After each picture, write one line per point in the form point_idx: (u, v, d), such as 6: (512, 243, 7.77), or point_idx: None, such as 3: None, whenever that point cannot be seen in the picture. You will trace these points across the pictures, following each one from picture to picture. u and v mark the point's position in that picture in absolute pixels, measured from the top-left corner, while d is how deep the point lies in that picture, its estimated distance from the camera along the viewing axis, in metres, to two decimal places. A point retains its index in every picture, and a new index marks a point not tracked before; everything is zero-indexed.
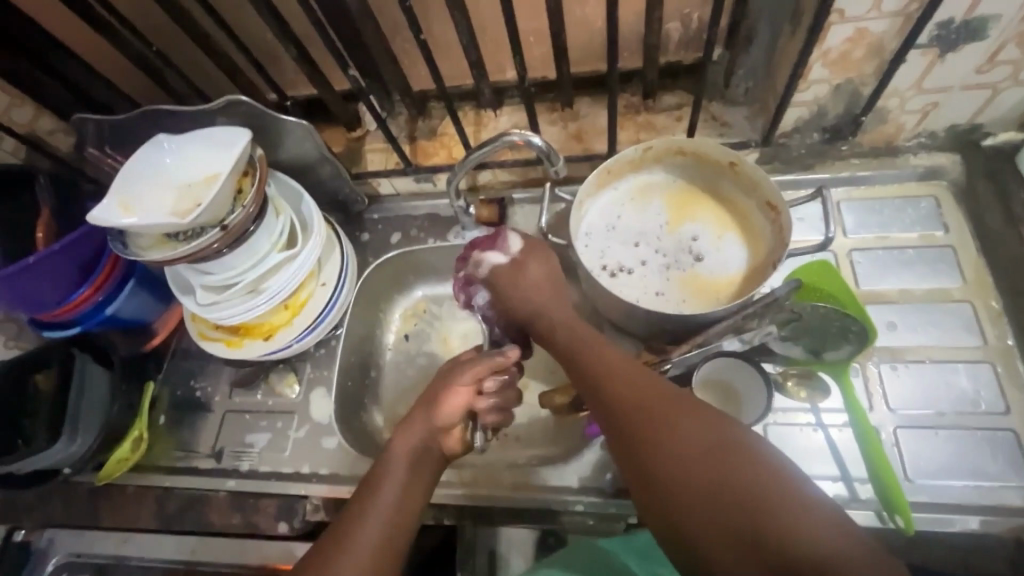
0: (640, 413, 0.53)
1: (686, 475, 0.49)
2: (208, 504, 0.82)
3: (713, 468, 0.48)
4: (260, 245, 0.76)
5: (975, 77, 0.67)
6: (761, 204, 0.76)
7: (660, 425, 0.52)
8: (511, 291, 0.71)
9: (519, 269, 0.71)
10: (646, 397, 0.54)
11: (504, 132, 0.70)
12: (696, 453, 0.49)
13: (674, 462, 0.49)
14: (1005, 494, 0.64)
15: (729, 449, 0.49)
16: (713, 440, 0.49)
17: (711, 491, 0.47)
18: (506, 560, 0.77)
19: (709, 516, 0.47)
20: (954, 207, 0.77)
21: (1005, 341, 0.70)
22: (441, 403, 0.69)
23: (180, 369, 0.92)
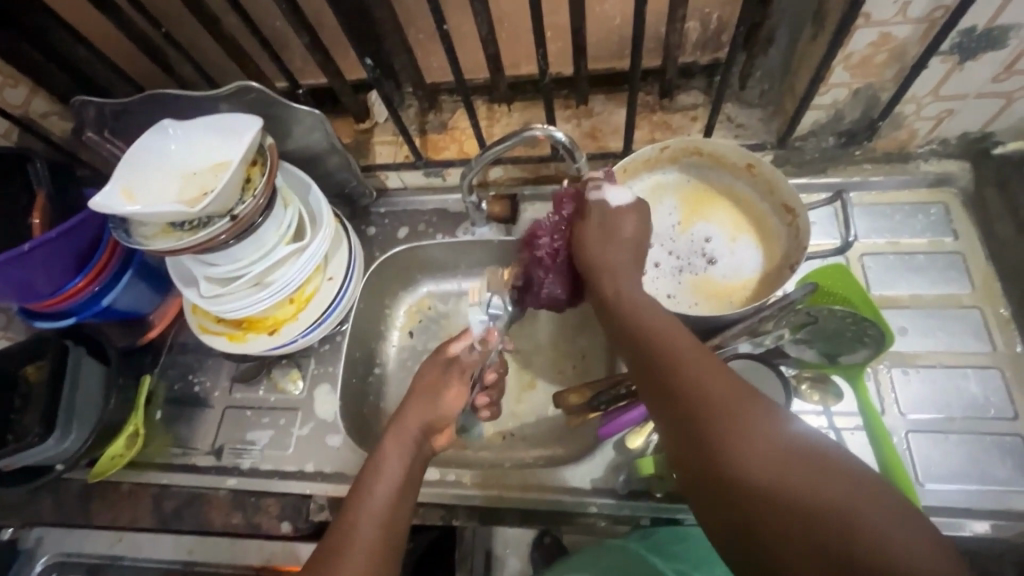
0: (692, 399, 0.51)
1: (741, 471, 0.47)
2: (207, 503, 0.80)
3: (775, 465, 0.46)
4: (268, 238, 0.74)
5: (991, 85, 0.67)
6: (777, 207, 0.76)
7: (715, 415, 0.49)
8: (596, 238, 0.66)
9: (614, 218, 0.66)
10: (705, 390, 0.51)
11: (525, 127, 0.69)
12: (759, 449, 0.47)
13: (727, 456, 0.47)
14: (1015, 498, 0.65)
15: (792, 447, 0.47)
16: (772, 435, 0.47)
17: (769, 489, 0.45)
18: (502, 560, 0.75)
19: (763, 515, 0.45)
20: (964, 214, 0.78)
21: (1013, 348, 0.71)
22: (440, 400, 0.68)
23: (178, 364, 0.90)
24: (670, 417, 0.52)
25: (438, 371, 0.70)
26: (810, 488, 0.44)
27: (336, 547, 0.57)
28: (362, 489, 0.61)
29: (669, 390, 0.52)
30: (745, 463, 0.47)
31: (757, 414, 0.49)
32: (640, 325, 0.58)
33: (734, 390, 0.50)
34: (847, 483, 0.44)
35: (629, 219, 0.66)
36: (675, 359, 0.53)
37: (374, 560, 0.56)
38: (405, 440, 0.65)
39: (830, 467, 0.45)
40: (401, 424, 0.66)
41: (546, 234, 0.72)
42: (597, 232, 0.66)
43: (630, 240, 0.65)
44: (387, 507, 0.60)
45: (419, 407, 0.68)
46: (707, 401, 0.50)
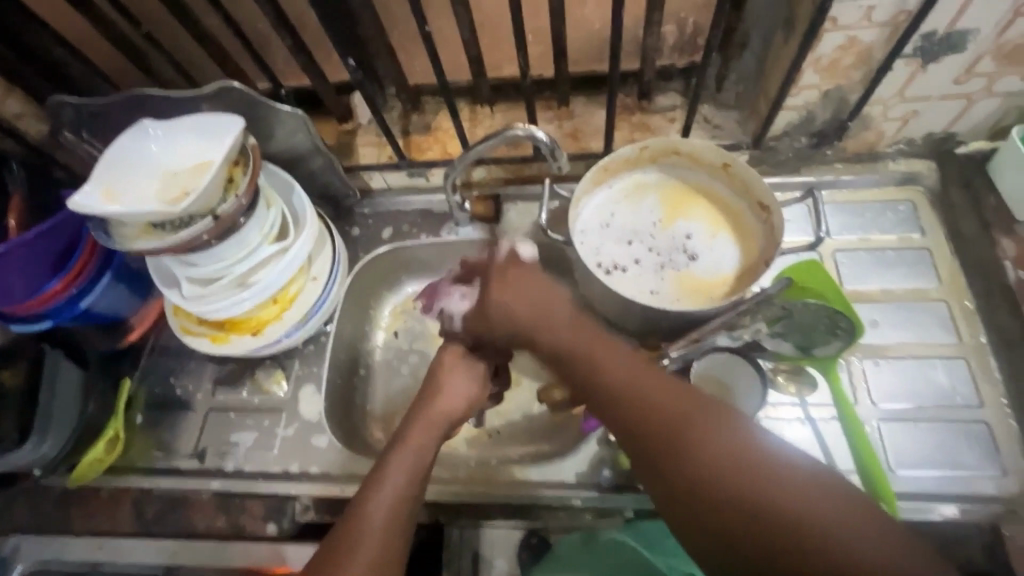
0: (651, 422, 0.53)
1: (701, 484, 0.49)
2: (190, 506, 0.79)
3: (723, 469, 0.49)
4: (250, 237, 0.74)
5: (953, 87, 0.70)
6: (753, 205, 0.78)
7: (673, 435, 0.52)
8: (483, 341, 0.70)
9: (478, 319, 0.70)
10: (653, 404, 0.54)
11: (508, 126, 0.70)
12: (707, 455, 0.50)
13: (685, 473, 0.50)
14: (981, 483, 0.67)
15: (748, 456, 0.49)
16: (728, 448, 0.50)
17: (727, 500, 0.48)
18: (489, 561, 0.74)
19: (725, 524, 0.48)
20: (930, 211, 0.81)
21: (977, 338, 0.74)
22: (461, 392, 0.69)
23: (158, 367, 0.89)
24: (631, 441, 0.55)
25: (456, 360, 0.71)
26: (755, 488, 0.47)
27: (345, 539, 0.58)
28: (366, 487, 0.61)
29: (628, 415, 0.55)
30: (702, 477, 0.49)
31: (714, 428, 0.51)
32: (595, 355, 0.59)
33: (691, 409, 0.53)
34: (801, 486, 0.47)
35: (497, 299, 0.67)
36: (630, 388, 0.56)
37: (382, 554, 0.57)
38: (430, 428, 0.65)
39: (776, 465, 0.48)
40: (422, 415, 0.66)
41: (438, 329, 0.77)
42: (474, 331, 0.71)
43: (513, 321, 0.65)
44: (404, 498, 0.60)
45: (446, 396, 0.68)
46: (657, 413, 0.54)
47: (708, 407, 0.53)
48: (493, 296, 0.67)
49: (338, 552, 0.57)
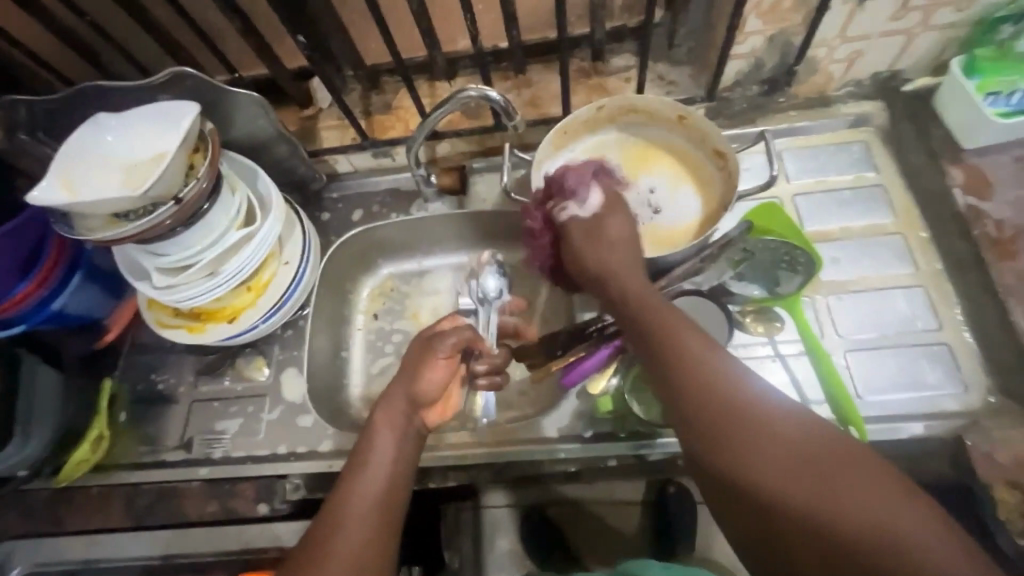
0: (716, 407, 0.51)
1: (766, 479, 0.47)
2: (180, 496, 0.79)
3: (775, 464, 0.48)
4: (217, 223, 0.74)
5: (891, 23, 0.72)
6: (711, 154, 0.79)
7: (736, 425, 0.50)
8: (586, 248, 0.66)
9: (597, 226, 0.67)
10: (709, 387, 0.52)
11: (462, 88, 0.71)
12: (759, 448, 0.49)
13: (747, 468, 0.48)
14: (943, 401, 0.70)
15: (819, 454, 0.47)
16: (785, 444, 0.48)
17: (790, 496, 0.46)
18: (492, 541, 0.85)
19: (781, 521, 0.46)
20: (882, 148, 0.84)
21: (934, 266, 0.76)
22: (422, 377, 0.68)
23: (139, 364, 0.89)
24: (687, 425, 0.53)
25: (417, 350, 0.71)
26: (800, 486, 0.46)
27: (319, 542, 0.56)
28: (336, 495, 0.60)
29: (693, 396, 0.53)
30: (763, 475, 0.48)
31: (785, 418, 0.49)
32: (660, 334, 0.56)
33: (759, 398, 0.51)
34: (878, 495, 0.44)
35: (613, 224, 0.67)
36: (698, 368, 0.53)
37: (358, 554, 0.55)
38: (393, 425, 0.65)
39: (833, 469, 0.46)
40: (386, 418, 0.65)
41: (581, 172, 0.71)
42: (587, 240, 0.67)
43: (622, 253, 0.64)
44: (375, 496, 0.59)
45: (399, 393, 0.66)
46: (710, 396, 0.52)
47: (778, 399, 0.51)
48: (615, 219, 0.67)
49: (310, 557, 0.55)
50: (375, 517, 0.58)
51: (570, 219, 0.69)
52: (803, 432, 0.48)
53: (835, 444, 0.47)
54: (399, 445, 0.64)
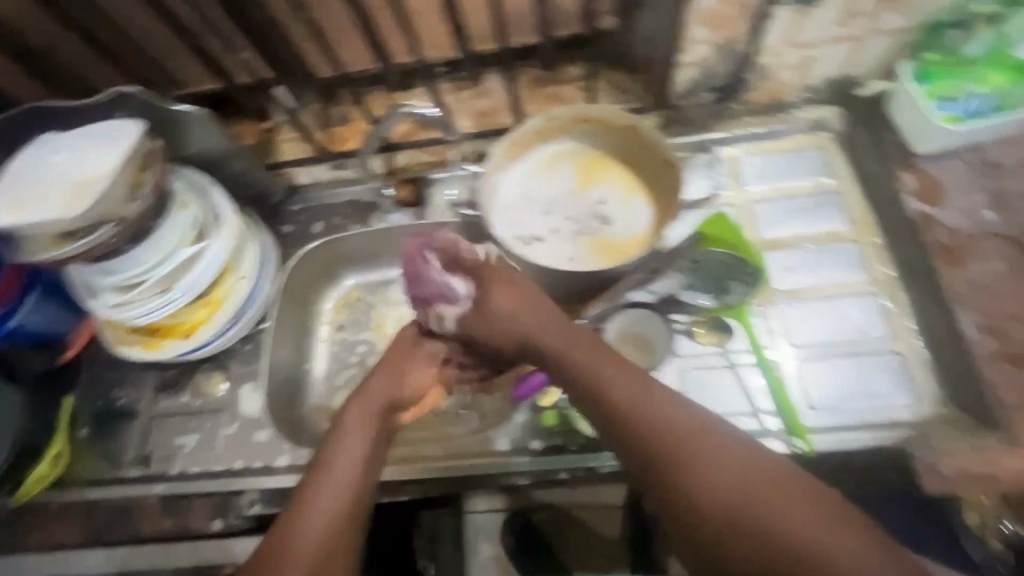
0: (649, 435, 0.53)
1: (698, 500, 0.49)
2: (137, 511, 0.79)
3: (721, 494, 0.49)
4: (166, 240, 0.75)
5: (838, 30, 0.72)
6: (660, 164, 0.79)
7: (683, 458, 0.51)
8: (485, 332, 0.68)
9: (489, 318, 0.67)
10: (661, 422, 0.53)
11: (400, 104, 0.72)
12: (707, 480, 0.50)
13: (696, 497, 0.50)
14: (896, 410, 0.69)
15: (744, 476, 0.49)
16: (731, 477, 0.50)
17: (736, 523, 0.48)
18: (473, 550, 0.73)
19: (723, 547, 0.48)
20: (839, 154, 0.84)
21: (887, 272, 0.76)
22: (404, 376, 0.71)
23: (100, 380, 0.89)
24: (638, 459, 0.54)
25: (401, 350, 0.73)
26: (745, 515, 0.48)
27: (279, 544, 0.56)
28: (305, 488, 0.59)
29: (628, 424, 0.55)
30: (710, 505, 0.49)
31: (727, 450, 0.51)
32: (607, 373, 0.58)
33: (702, 431, 0.52)
34: (799, 513, 0.47)
35: (501, 293, 0.67)
36: (633, 397, 0.56)
37: (324, 552, 0.55)
38: (365, 425, 0.65)
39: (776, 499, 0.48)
40: (359, 414, 0.65)
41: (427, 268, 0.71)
42: (502, 331, 0.67)
43: (533, 321, 0.64)
44: (344, 493, 0.59)
45: (377, 391, 0.68)
46: (659, 428, 0.53)
47: (722, 431, 0.53)
48: (507, 290, 0.67)
49: (271, 561, 0.55)
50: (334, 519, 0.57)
51: (457, 318, 0.70)
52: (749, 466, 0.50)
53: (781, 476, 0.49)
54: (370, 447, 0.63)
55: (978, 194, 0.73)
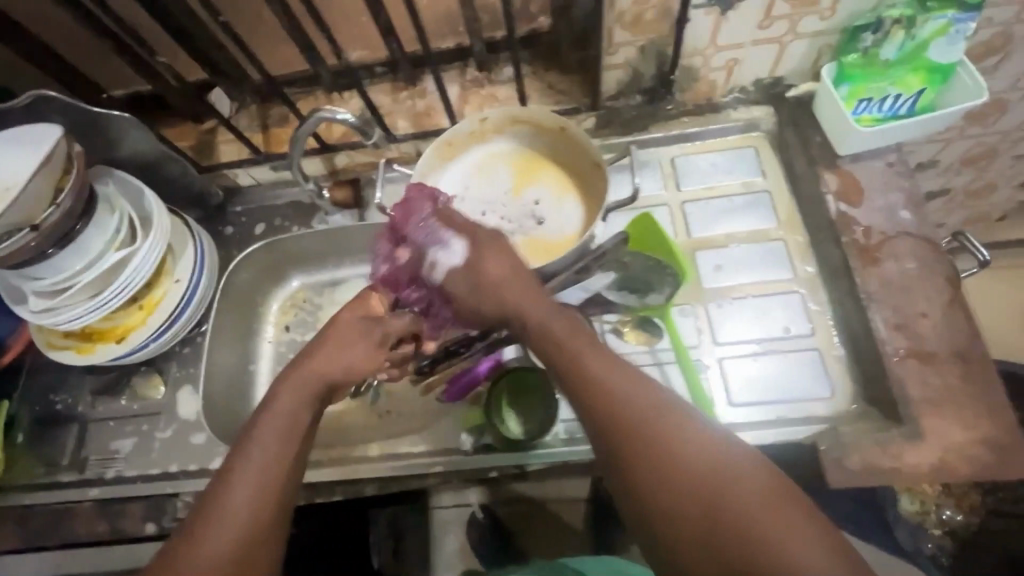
0: (610, 420, 0.50)
1: (652, 493, 0.47)
2: (72, 516, 0.79)
3: (695, 492, 0.45)
4: (92, 245, 0.74)
5: (759, 32, 0.73)
6: (591, 164, 0.80)
7: (658, 452, 0.47)
8: (476, 299, 0.62)
9: (473, 274, 0.62)
10: (641, 413, 0.49)
11: (315, 110, 0.70)
12: (682, 479, 0.46)
13: (664, 493, 0.46)
14: (814, 405, 0.71)
15: (720, 474, 0.45)
16: (708, 475, 0.45)
17: (707, 521, 0.44)
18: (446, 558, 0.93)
19: (688, 545, 0.45)
20: (770, 152, 0.85)
21: (809, 270, 0.78)
22: (339, 351, 0.65)
23: (37, 385, 0.88)
24: (612, 450, 0.50)
25: (352, 319, 0.68)
26: (716, 516, 0.44)
27: (201, 523, 0.52)
28: (227, 464, 0.55)
29: (587, 409, 0.51)
30: (680, 502, 0.45)
31: (707, 447, 0.47)
32: (587, 361, 0.53)
33: (681, 424, 0.48)
34: (754, 507, 0.43)
35: (490, 262, 0.61)
36: (611, 387, 0.51)
37: (247, 534, 0.52)
38: (300, 401, 0.60)
39: (751, 502, 0.43)
40: (290, 388, 0.60)
41: (422, 209, 0.68)
42: (472, 290, 0.62)
43: (500, 287, 0.60)
44: (271, 473, 0.54)
45: (317, 363, 0.63)
46: (636, 418, 0.49)
47: (704, 427, 0.48)
48: (481, 252, 0.62)
49: (190, 541, 0.51)
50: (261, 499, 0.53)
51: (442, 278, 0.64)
52: (728, 465, 0.45)
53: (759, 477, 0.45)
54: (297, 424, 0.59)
55: (896, 194, 0.74)
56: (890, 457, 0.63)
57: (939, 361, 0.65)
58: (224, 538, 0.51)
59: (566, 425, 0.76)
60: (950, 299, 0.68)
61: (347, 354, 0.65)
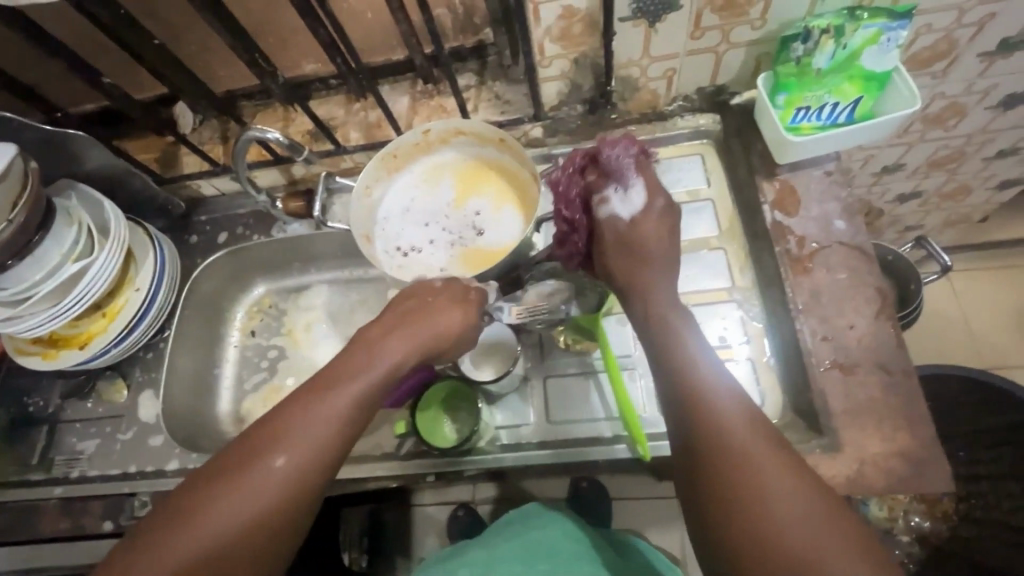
0: (693, 416, 0.51)
1: (722, 497, 0.48)
2: (37, 513, 0.83)
3: (769, 506, 0.46)
4: (50, 257, 0.78)
5: (692, 42, 0.73)
6: (529, 173, 0.80)
7: (736, 460, 0.48)
8: (620, 254, 0.60)
9: (631, 236, 0.59)
10: (725, 422, 0.50)
11: (245, 130, 0.75)
12: (758, 493, 0.47)
13: (734, 497, 0.47)
14: None
15: (794, 498, 0.46)
16: (782, 496, 0.46)
17: (772, 535, 0.45)
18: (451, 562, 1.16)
19: (747, 552, 0.46)
20: (717, 160, 0.86)
21: (747, 279, 0.78)
22: (415, 325, 0.63)
23: (12, 388, 0.93)
24: (687, 446, 0.51)
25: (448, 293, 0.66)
26: (778, 534, 0.45)
27: (238, 473, 0.53)
28: (278, 422, 0.56)
29: (672, 395, 0.53)
30: (751, 511, 0.47)
31: (784, 473, 0.48)
32: (686, 352, 0.54)
33: (763, 440, 0.49)
34: (797, 519, 0.46)
35: (649, 233, 0.59)
36: (701, 386, 0.52)
37: (265, 515, 0.53)
38: (361, 390, 0.59)
39: (812, 531, 0.45)
40: (365, 364, 0.60)
41: (622, 145, 0.62)
42: (617, 246, 0.60)
43: (643, 258, 0.59)
44: (321, 449, 0.55)
45: (391, 345, 0.62)
46: (722, 426, 0.50)
47: (783, 450, 0.49)
48: (647, 218, 0.60)
49: (223, 487, 0.53)
50: (298, 474, 0.54)
51: (609, 217, 0.61)
52: (800, 494, 0.47)
53: (821, 509, 0.46)
54: (355, 411, 0.58)
55: (832, 204, 0.75)
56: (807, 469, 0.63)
57: (860, 373, 0.66)
58: (239, 516, 0.52)
59: (506, 432, 0.79)
60: (877, 309, 0.68)
61: (423, 334, 0.63)
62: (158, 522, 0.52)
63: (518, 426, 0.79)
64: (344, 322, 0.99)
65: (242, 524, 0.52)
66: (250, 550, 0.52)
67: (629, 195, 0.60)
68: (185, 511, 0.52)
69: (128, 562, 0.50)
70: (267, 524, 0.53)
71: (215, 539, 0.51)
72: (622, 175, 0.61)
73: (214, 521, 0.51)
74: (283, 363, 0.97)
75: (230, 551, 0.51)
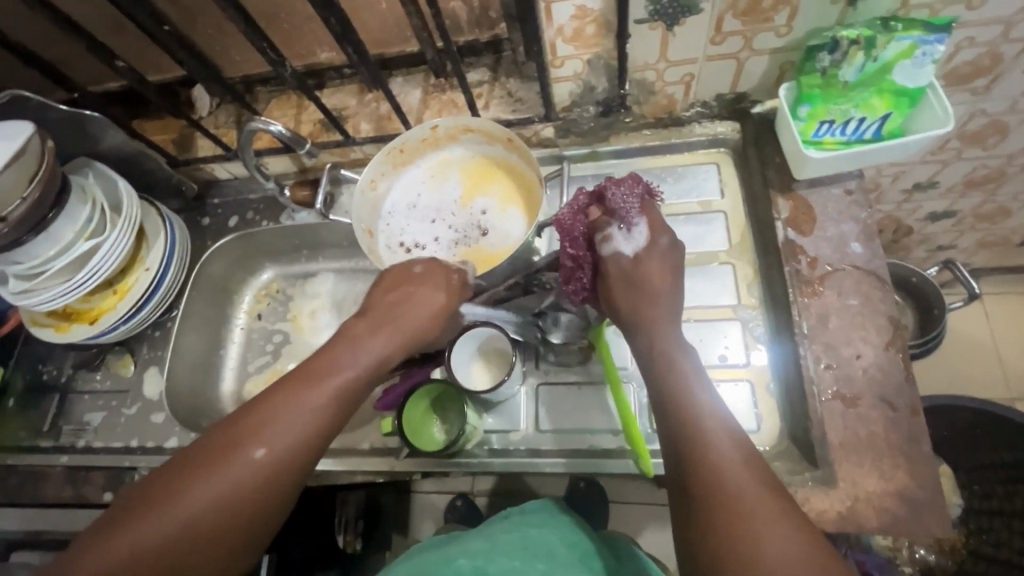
0: (688, 445, 0.50)
1: (717, 532, 0.45)
2: (44, 478, 0.86)
3: (766, 545, 0.44)
4: (63, 234, 0.80)
5: (713, 47, 0.69)
6: (536, 174, 0.78)
7: (732, 496, 0.46)
8: (625, 289, 0.58)
9: (636, 270, 0.58)
10: (719, 458, 0.48)
11: (247, 120, 0.75)
12: (754, 530, 0.45)
13: (729, 534, 0.45)
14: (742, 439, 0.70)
15: (792, 538, 0.44)
16: (779, 536, 0.44)
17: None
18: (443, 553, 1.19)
19: None
20: (732, 171, 0.83)
21: (753, 296, 0.76)
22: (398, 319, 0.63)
23: (29, 355, 0.96)
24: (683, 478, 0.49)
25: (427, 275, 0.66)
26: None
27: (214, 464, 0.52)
28: (264, 405, 0.55)
29: (667, 423, 0.52)
30: (749, 551, 0.44)
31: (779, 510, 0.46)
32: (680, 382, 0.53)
33: (756, 478, 0.47)
34: (786, 558, 0.43)
35: (653, 267, 0.58)
36: (695, 418, 0.51)
37: (241, 508, 0.51)
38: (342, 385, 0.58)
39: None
40: (353, 354, 0.60)
41: (627, 186, 0.61)
42: (620, 282, 0.59)
43: (649, 292, 0.57)
44: (300, 444, 0.54)
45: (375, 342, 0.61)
46: (717, 461, 0.48)
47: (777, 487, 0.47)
48: (652, 255, 0.59)
49: (199, 476, 0.51)
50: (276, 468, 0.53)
51: (614, 255, 0.59)
52: (798, 534, 0.44)
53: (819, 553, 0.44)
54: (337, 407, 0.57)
55: (849, 225, 0.71)
56: (798, 500, 0.61)
57: (864, 406, 0.63)
58: (214, 506, 0.50)
59: (497, 436, 0.78)
60: (887, 339, 0.65)
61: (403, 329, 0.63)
62: (133, 500, 0.51)
63: (511, 434, 0.78)
64: (348, 312, 0.99)
65: (219, 503, 0.50)
66: (226, 530, 0.51)
67: (634, 237, 0.59)
68: (162, 493, 0.50)
69: (102, 538, 0.48)
70: (242, 517, 0.51)
71: (188, 521, 0.49)
72: (627, 218, 0.59)
73: (189, 500, 0.50)
74: (286, 348, 0.98)
75: (208, 536, 0.50)
